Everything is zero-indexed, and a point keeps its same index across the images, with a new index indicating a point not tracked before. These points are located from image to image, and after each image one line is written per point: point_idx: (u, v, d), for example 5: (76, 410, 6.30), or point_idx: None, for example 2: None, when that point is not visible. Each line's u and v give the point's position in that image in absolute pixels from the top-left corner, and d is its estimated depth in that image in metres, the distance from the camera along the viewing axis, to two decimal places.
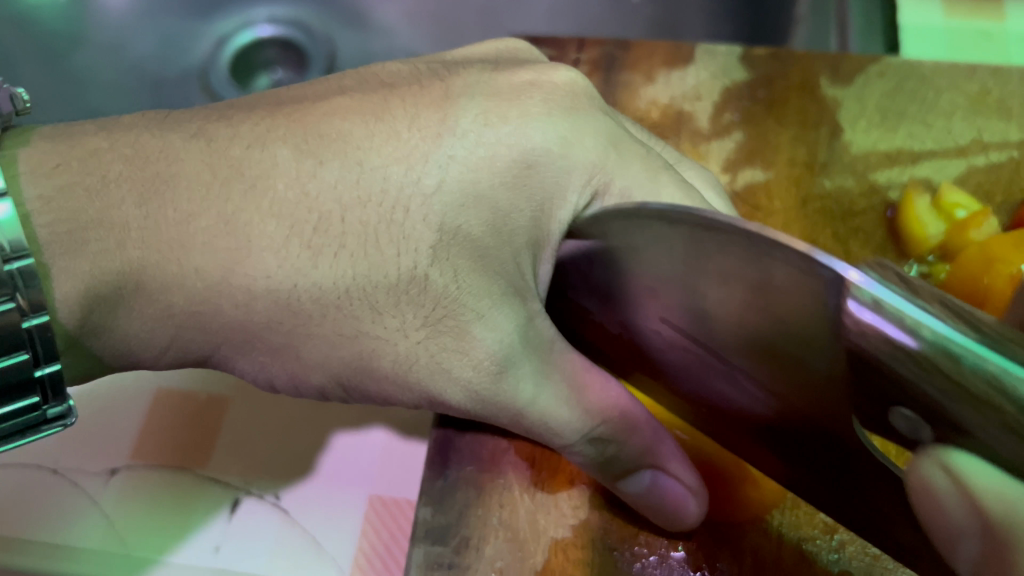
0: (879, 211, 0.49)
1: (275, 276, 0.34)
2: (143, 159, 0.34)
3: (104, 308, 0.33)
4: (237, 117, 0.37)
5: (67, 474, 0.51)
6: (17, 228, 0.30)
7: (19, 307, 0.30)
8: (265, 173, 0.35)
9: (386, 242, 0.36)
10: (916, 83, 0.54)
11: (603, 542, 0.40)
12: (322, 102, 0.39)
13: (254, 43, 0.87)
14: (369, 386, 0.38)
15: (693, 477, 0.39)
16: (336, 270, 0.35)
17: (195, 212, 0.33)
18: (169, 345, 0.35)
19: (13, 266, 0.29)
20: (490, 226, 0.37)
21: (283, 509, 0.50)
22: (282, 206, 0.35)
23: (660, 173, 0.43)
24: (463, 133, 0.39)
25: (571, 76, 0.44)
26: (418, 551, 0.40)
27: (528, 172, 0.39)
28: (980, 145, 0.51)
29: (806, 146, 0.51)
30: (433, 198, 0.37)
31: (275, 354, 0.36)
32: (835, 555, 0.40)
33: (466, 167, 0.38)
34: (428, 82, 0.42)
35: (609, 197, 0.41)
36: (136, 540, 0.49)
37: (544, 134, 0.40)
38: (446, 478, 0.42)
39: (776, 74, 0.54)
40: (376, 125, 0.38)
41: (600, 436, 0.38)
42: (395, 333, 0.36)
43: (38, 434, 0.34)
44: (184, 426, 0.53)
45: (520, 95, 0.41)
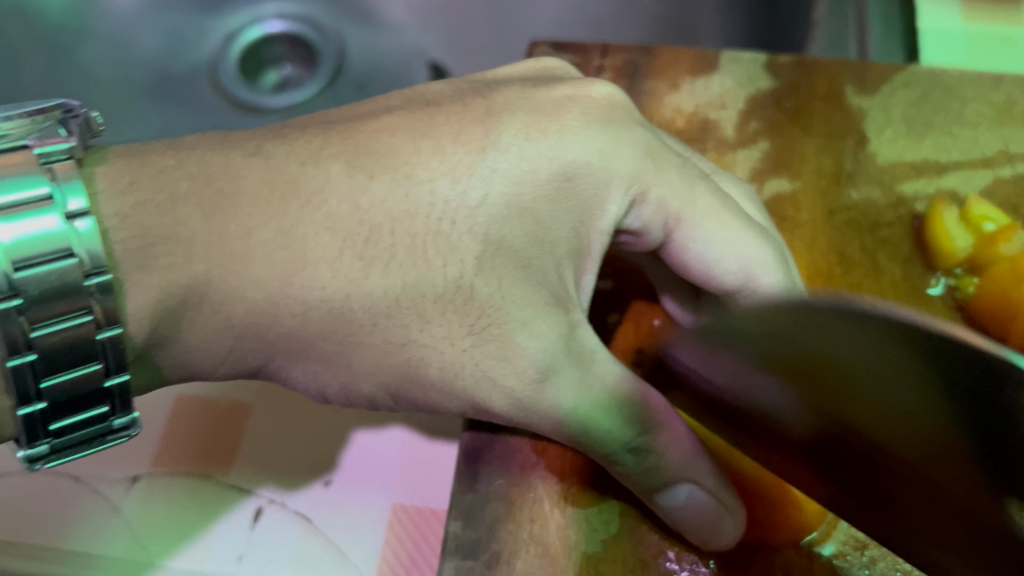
0: (906, 223, 0.49)
1: (329, 288, 0.36)
2: (207, 176, 0.35)
3: (168, 321, 0.34)
4: (291, 137, 0.38)
5: (89, 482, 0.51)
6: (96, 242, 0.31)
7: (95, 318, 0.31)
8: (318, 190, 0.36)
9: (433, 253, 0.37)
10: (942, 93, 0.53)
11: (635, 557, 0.40)
12: (372, 120, 0.40)
13: (262, 38, 0.87)
14: (417, 395, 0.39)
15: (728, 493, 0.39)
16: (385, 283, 0.37)
17: (255, 228, 0.34)
18: (228, 355, 0.36)
19: (92, 281, 0.31)
20: (534, 238, 0.39)
21: (307, 519, 0.50)
22: (336, 220, 0.36)
23: (697, 183, 0.43)
24: (506, 147, 0.40)
25: (608, 91, 0.44)
26: (449, 566, 0.39)
27: (569, 184, 0.40)
28: (1007, 155, 0.51)
29: (832, 156, 0.51)
30: (478, 211, 0.38)
31: (327, 363, 0.38)
32: (865, 571, 0.40)
33: (510, 180, 0.39)
34: (469, 100, 0.42)
35: (646, 206, 0.42)
36: (158, 548, 0.49)
37: (583, 147, 0.40)
38: (476, 493, 0.41)
39: (801, 83, 0.54)
40: (424, 140, 0.39)
41: (638, 446, 0.38)
42: (442, 341, 0.38)
43: (102, 446, 0.34)
44: (205, 433, 0.53)
45: (557, 110, 0.42)
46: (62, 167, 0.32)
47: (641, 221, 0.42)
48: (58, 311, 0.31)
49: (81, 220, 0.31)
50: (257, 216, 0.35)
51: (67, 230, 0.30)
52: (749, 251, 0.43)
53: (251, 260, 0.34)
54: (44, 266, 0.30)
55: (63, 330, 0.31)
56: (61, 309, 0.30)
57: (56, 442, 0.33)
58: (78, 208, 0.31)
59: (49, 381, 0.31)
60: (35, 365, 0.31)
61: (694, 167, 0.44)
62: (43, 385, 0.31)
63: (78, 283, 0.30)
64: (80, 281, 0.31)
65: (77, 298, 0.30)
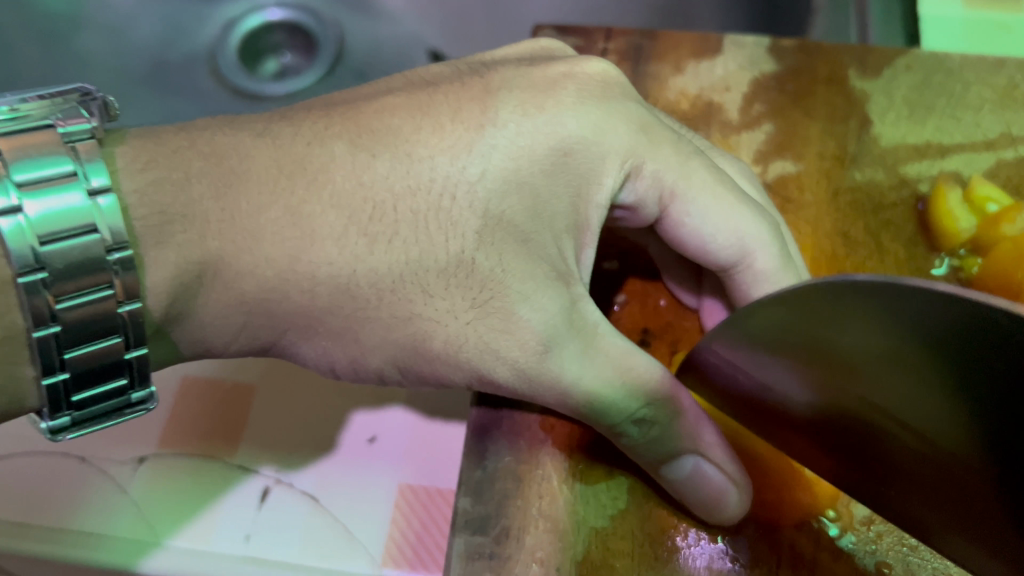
0: (910, 205, 0.50)
1: (335, 264, 0.36)
2: (218, 155, 0.35)
3: (186, 296, 0.34)
4: (297, 116, 0.38)
5: (95, 463, 0.51)
6: (119, 218, 0.31)
7: (116, 293, 0.32)
8: (324, 168, 0.36)
9: (435, 228, 0.38)
10: (943, 77, 0.54)
11: (642, 532, 0.40)
12: (373, 100, 0.40)
13: (263, 26, 0.88)
14: (422, 367, 0.39)
15: (734, 468, 0.39)
16: (391, 257, 0.37)
17: (265, 204, 0.35)
18: (242, 329, 0.36)
19: (114, 256, 0.31)
20: (531, 212, 0.39)
21: (314, 500, 0.50)
22: (340, 197, 0.36)
23: (691, 158, 0.43)
24: (503, 123, 0.40)
25: (603, 67, 0.44)
26: (459, 540, 0.40)
27: (564, 159, 0.40)
28: (1009, 138, 0.51)
29: (835, 138, 0.52)
30: (478, 185, 0.38)
31: (337, 339, 0.38)
32: (872, 546, 0.40)
33: (507, 155, 0.39)
34: (468, 79, 0.42)
35: (641, 180, 0.42)
36: (166, 527, 0.49)
37: (578, 123, 0.41)
38: (484, 469, 0.42)
39: (803, 66, 0.54)
40: (422, 118, 0.39)
41: (642, 417, 0.38)
42: (446, 314, 0.38)
43: (120, 418, 0.35)
44: (210, 416, 0.53)
45: (553, 86, 0.41)
46: (84, 145, 0.32)
47: (635, 195, 0.43)
48: (83, 285, 0.31)
49: (103, 196, 0.31)
50: (266, 195, 0.35)
51: (90, 205, 0.31)
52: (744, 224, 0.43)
53: (259, 237, 0.34)
54: (69, 240, 0.30)
55: (88, 304, 0.31)
56: (85, 284, 0.31)
57: (76, 415, 0.33)
58: (101, 184, 0.31)
59: (72, 353, 0.31)
60: (60, 336, 0.31)
61: (689, 143, 0.43)
62: (68, 356, 0.31)
63: (102, 258, 0.31)
64: (102, 256, 0.31)
65: (102, 274, 0.31)
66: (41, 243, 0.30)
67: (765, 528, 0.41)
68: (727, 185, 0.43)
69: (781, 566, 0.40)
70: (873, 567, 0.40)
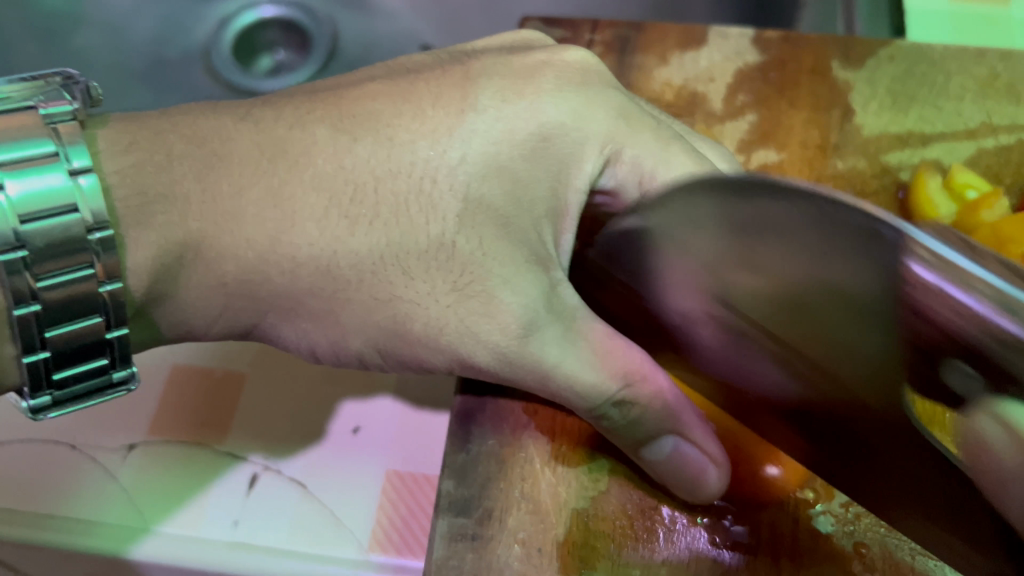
0: (891, 191, 0.50)
1: (316, 246, 0.36)
2: (201, 139, 0.36)
3: (167, 278, 0.35)
4: (280, 104, 0.39)
5: (86, 450, 0.52)
6: (99, 199, 0.32)
7: (96, 274, 0.32)
8: (305, 152, 0.37)
9: (415, 211, 0.38)
10: (926, 67, 0.54)
11: (623, 513, 0.41)
12: (355, 87, 0.41)
13: (257, 23, 0.88)
14: (404, 351, 0.39)
15: (716, 447, 0.40)
16: (371, 239, 0.37)
17: (246, 187, 0.35)
18: (221, 314, 0.37)
19: (94, 236, 0.32)
20: (510, 196, 0.39)
21: (302, 486, 0.51)
22: (321, 179, 0.37)
23: (671, 143, 0.43)
24: (483, 108, 0.40)
25: (583, 56, 0.45)
26: (442, 523, 0.40)
27: (545, 144, 0.41)
28: (990, 127, 0.52)
29: (818, 128, 0.52)
30: (458, 169, 0.39)
31: (318, 322, 0.38)
32: (850, 527, 0.40)
33: (488, 140, 0.40)
34: (449, 67, 0.43)
35: (620, 165, 0.43)
36: (155, 514, 0.50)
37: (557, 108, 0.41)
38: (468, 453, 0.42)
39: (787, 57, 0.55)
40: (404, 104, 0.40)
41: (622, 399, 0.38)
42: (426, 297, 0.38)
43: (102, 397, 0.35)
44: (200, 404, 0.54)
45: (532, 74, 0.42)
46: (66, 126, 0.33)
47: (615, 180, 0.43)
48: (62, 264, 0.31)
49: (84, 176, 0.32)
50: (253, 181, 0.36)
51: (71, 187, 0.31)
52: None
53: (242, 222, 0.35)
54: (50, 220, 0.31)
55: (69, 283, 0.32)
56: (65, 263, 0.31)
57: (58, 394, 0.34)
58: (82, 165, 0.32)
59: (52, 332, 0.32)
60: (40, 315, 0.32)
61: (669, 128, 0.44)
62: (48, 335, 0.32)
63: (83, 239, 0.31)
64: (83, 236, 0.31)
65: (82, 254, 0.32)
66: (22, 223, 0.30)
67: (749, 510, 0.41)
68: (710, 168, 0.43)
69: (760, 545, 0.40)
70: (852, 548, 0.40)
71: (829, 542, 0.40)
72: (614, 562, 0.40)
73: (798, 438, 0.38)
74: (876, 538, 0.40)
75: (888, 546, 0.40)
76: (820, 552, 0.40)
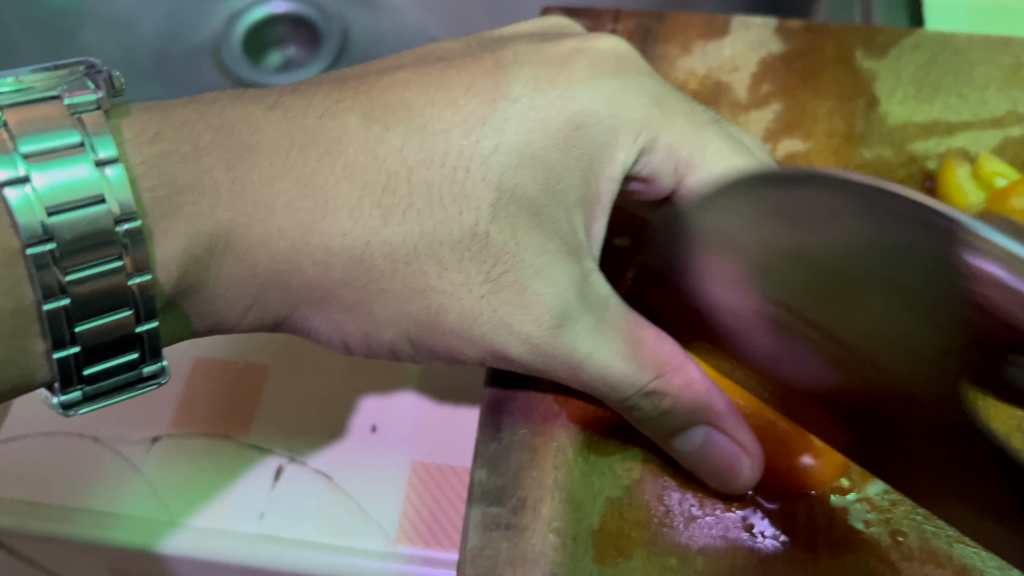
0: (918, 179, 0.51)
1: (349, 236, 0.36)
2: (228, 128, 0.35)
3: (197, 270, 0.34)
4: (309, 92, 0.39)
5: (109, 443, 0.52)
6: (127, 190, 0.31)
7: (125, 266, 0.32)
8: (337, 141, 0.37)
9: (449, 201, 0.38)
10: (950, 55, 0.54)
11: (656, 502, 0.41)
12: (386, 75, 0.41)
13: (266, 19, 0.87)
14: (436, 341, 0.39)
15: (749, 438, 0.40)
16: (404, 230, 0.37)
17: (277, 176, 0.35)
18: (254, 305, 0.37)
19: (123, 227, 0.31)
20: (544, 185, 0.39)
21: (327, 477, 0.50)
22: (354, 168, 0.37)
23: (705, 129, 0.44)
24: (516, 98, 0.40)
25: (614, 43, 0.45)
26: (475, 511, 0.40)
27: (578, 133, 0.41)
28: (1016, 116, 0.52)
29: (843, 117, 0.52)
30: (491, 158, 0.38)
31: (350, 313, 0.38)
32: (886, 515, 0.40)
33: (521, 129, 0.39)
34: (480, 55, 0.43)
35: (655, 153, 0.43)
36: (180, 507, 0.49)
37: (589, 97, 0.41)
38: (500, 441, 0.42)
39: (811, 46, 0.54)
40: (437, 93, 0.40)
41: (653, 390, 0.39)
42: (460, 288, 0.38)
43: (133, 392, 0.35)
44: (223, 396, 0.53)
45: (564, 62, 0.42)
46: (90, 116, 0.33)
47: (650, 167, 0.43)
48: (91, 257, 0.31)
49: (111, 167, 0.31)
50: (283, 171, 0.35)
51: (98, 177, 0.31)
52: None
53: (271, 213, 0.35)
54: (77, 211, 0.30)
55: (99, 276, 0.31)
56: (94, 256, 0.31)
57: (89, 390, 0.34)
58: (108, 155, 0.32)
59: (82, 326, 0.32)
60: (70, 309, 0.31)
61: (702, 114, 0.45)
62: (78, 329, 0.32)
63: (112, 230, 0.31)
64: (111, 227, 0.31)
65: (112, 246, 0.31)
66: (49, 215, 0.30)
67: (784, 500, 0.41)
68: (742, 156, 0.44)
69: (795, 534, 0.40)
70: (888, 537, 0.40)
71: (866, 530, 0.40)
72: (651, 552, 0.39)
73: (835, 427, 0.38)
74: (913, 525, 0.40)
75: (925, 533, 0.40)
76: (857, 540, 0.40)
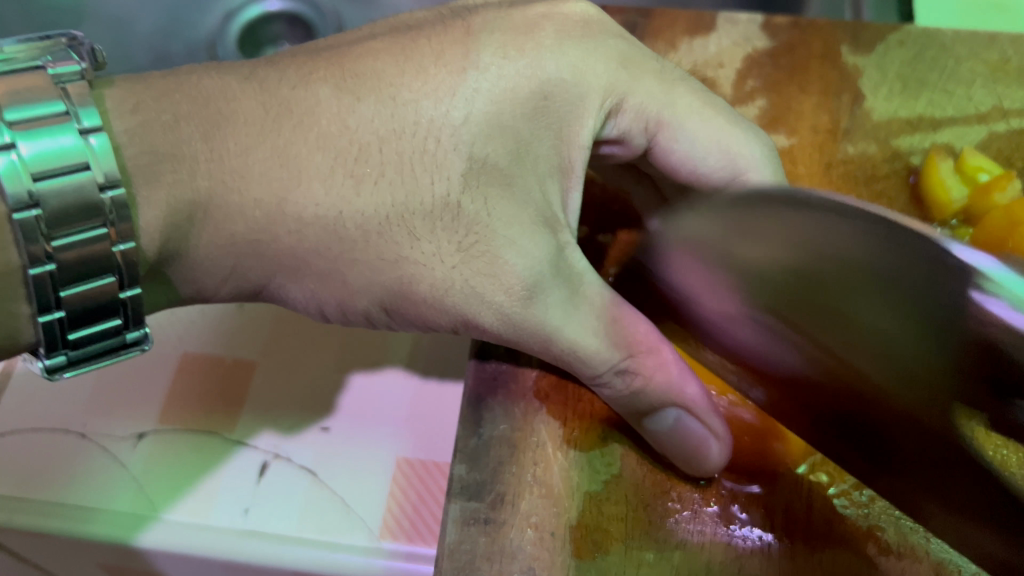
0: (902, 176, 0.50)
1: (322, 205, 0.36)
2: (205, 98, 0.35)
3: (178, 236, 0.35)
4: (281, 62, 0.38)
5: (96, 439, 0.52)
6: (111, 159, 0.31)
7: (110, 233, 0.32)
8: (310, 112, 0.37)
9: (421, 171, 0.38)
10: (936, 52, 0.54)
11: (636, 496, 0.41)
12: (358, 45, 0.40)
13: (261, 17, 0.87)
14: (409, 310, 0.39)
15: (718, 421, 0.40)
16: (376, 199, 0.37)
17: (251, 145, 0.35)
18: (230, 274, 0.37)
19: (108, 194, 0.31)
20: (519, 161, 0.39)
21: (312, 473, 0.50)
22: (326, 139, 0.37)
23: (675, 84, 0.45)
24: (485, 67, 0.40)
25: (583, 8, 0.44)
26: (454, 507, 0.40)
27: (546, 103, 0.41)
28: (1001, 112, 0.52)
29: (828, 113, 0.52)
30: (461, 129, 0.39)
31: (324, 281, 0.38)
32: (865, 510, 0.40)
33: (490, 99, 0.39)
34: (448, 21, 0.42)
35: (625, 114, 0.44)
36: (165, 502, 0.50)
37: (557, 64, 0.42)
38: (480, 437, 0.42)
39: (797, 42, 0.54)
40: (406, 62, 0.39)
41: (624, 368, 0.39)
42: (432, 258, 0.38)
43: (118, 357, 0.35)
44: (209, 391, 0.53)
45: (532, 30, 0.42)
46: (74, 87, 0.32)
47: (620, 129, 0.44)
48: (77, 223, 0.31)
49: (94, 135, 0.31)
50: (259, 143, 0.35)
51: (83, 146, 0.31)
52: (732, 144, 0.45)
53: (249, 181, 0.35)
54: (62, 177, 0.30)
55: (84, 242, 0.31)
56: (80, 222, 0.31)
57: (72, 354, 0.34)
58: (92, 124, 0.31)
59: (67, 291, 0.32)
60: (55, 274, 0.31)
61: (670, 69, 0.46)
62: (63, 294, 0.32)
63: (97, 198, 0.31)
64: (96, 193, 0.31)
65: (96, 215, 0.31)
66: (34, 181, 0.30)
67: (764, 492, 0.41)
68: (711, 108, 0.46)
69: (773, 528, 0.40)
70: (866, 530, 0.40)
71: (844, 524, 0.40)
72: (629, 547, 0.39)
73: (801, 416, 0.39)
74: (890, 519, 0.40)
75: (902, 528, 0.40)
76: (836, 534, 0.40)
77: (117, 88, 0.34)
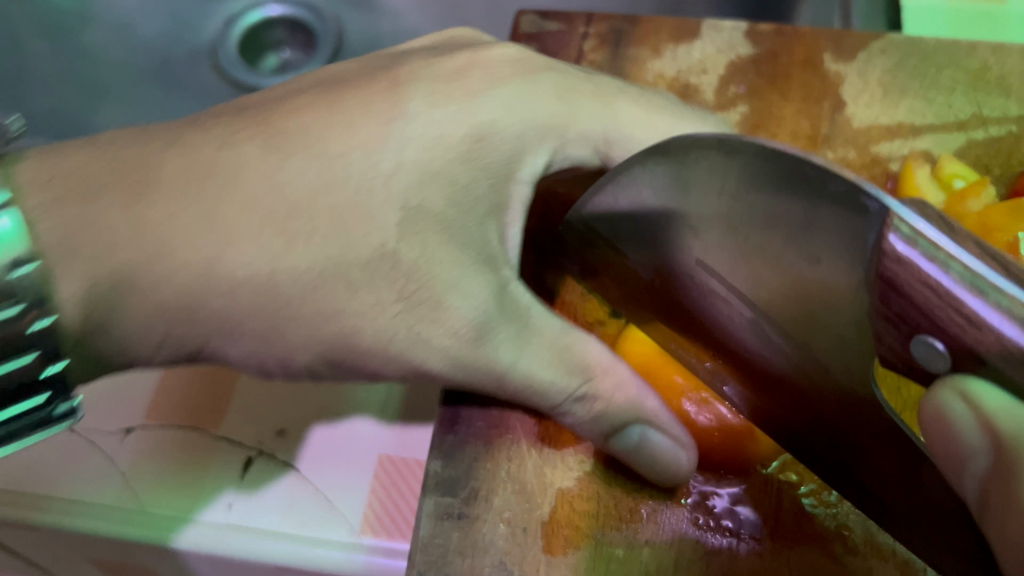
0: (880, 182, 0.51)
1: (252, 264, 0.36)
2: (123, 168, 0.35)
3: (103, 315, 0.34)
4: (206, 126, 0.39)
5: (85, 434, 0.53)
6: (18, 241, 0.32)
7: (24, 313, 0.32)
8: (235, 174, 0.37)
9: (354, 224, 0.38)
10: (918, 60, 0.55)
11: (609, 493, 0.42)
12: (283, 103, 0.42)
13: (263, 22, 0.90)
14: (356, 361, 0.39)
15: (682, 431, 0.41)
16: (309, 257, 0.37)
17: (176, 211, 0.35)
18: (164, 341, 0.36)
19: (17, 275, 0.32)
20: (457, 194, 0.40)
21: (294, 469, 0.51)
22: (254, 199, 0.36)
23: (615, 97, 0.48)
24: (413, 115, 0.42)
25: (508, 51, 0.48)
26: (429, 502, 0.41)
27: (479, 145, 0.42)
28: (980, 119, 0.52)
29: (809, 119, 0.53)
30: (394, 178, 0.40)
31: (261, 341, 0.37)
32: (833, 509, 0.41)
33: (423, 147, 0.41)
34: (376, 74, 0.45)
35: (569, 145, 0.46)
36: (150, 497, 0.50)
37: (492, 107, 0.44)
38: (456, 434, 0.43)
39: (780, 49, 0.55)
40: (334, 116, 0.41)
41: (582, 394, 0.40)
42: (373, 307, 0.38)
43: (50, 430, 0.36)
44: (196, 388, 0.54)
45: (459, 77, 0.45)
46: None
47: (571, 160, 0.46)
48: None
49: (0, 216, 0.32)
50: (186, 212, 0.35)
51: None
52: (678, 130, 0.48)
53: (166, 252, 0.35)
54: None
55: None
56: None
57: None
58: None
59: None
60: None
61: (610, 85, 0.49)
62: None
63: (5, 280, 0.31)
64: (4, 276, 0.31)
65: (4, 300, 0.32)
66: None
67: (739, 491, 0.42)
68: (655, 111, 0.48)
69: (745, 527, 0.41)
70: (834, 530, 0.40)
71: (811, 524, 0.41)
72: (599, 543, 0.40)
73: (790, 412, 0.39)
74: (858, 522, 0.41)
75: (869, 530, 0.40)
76: (803, 535, 0.40)
77: (30, 165, 0.35)
